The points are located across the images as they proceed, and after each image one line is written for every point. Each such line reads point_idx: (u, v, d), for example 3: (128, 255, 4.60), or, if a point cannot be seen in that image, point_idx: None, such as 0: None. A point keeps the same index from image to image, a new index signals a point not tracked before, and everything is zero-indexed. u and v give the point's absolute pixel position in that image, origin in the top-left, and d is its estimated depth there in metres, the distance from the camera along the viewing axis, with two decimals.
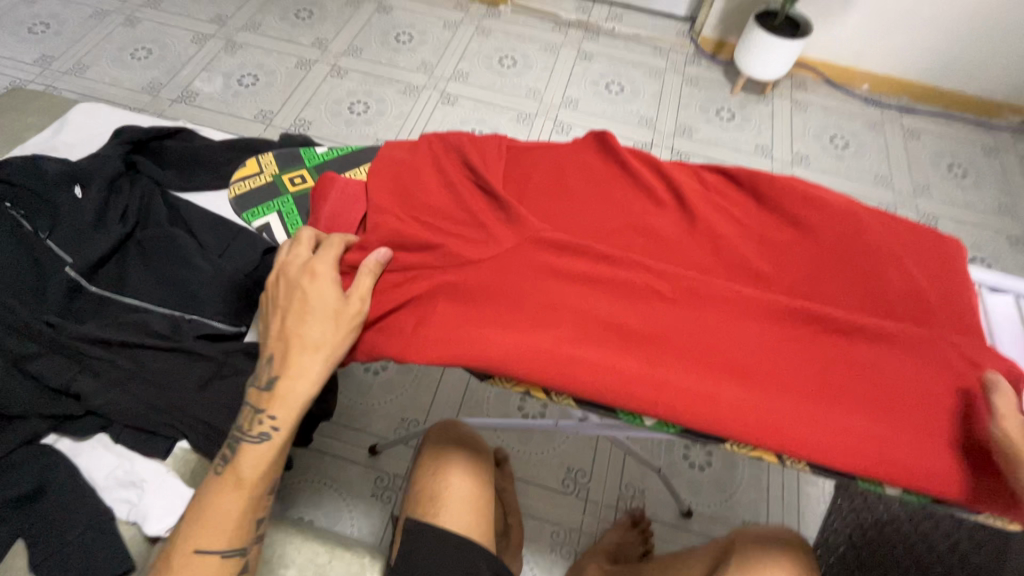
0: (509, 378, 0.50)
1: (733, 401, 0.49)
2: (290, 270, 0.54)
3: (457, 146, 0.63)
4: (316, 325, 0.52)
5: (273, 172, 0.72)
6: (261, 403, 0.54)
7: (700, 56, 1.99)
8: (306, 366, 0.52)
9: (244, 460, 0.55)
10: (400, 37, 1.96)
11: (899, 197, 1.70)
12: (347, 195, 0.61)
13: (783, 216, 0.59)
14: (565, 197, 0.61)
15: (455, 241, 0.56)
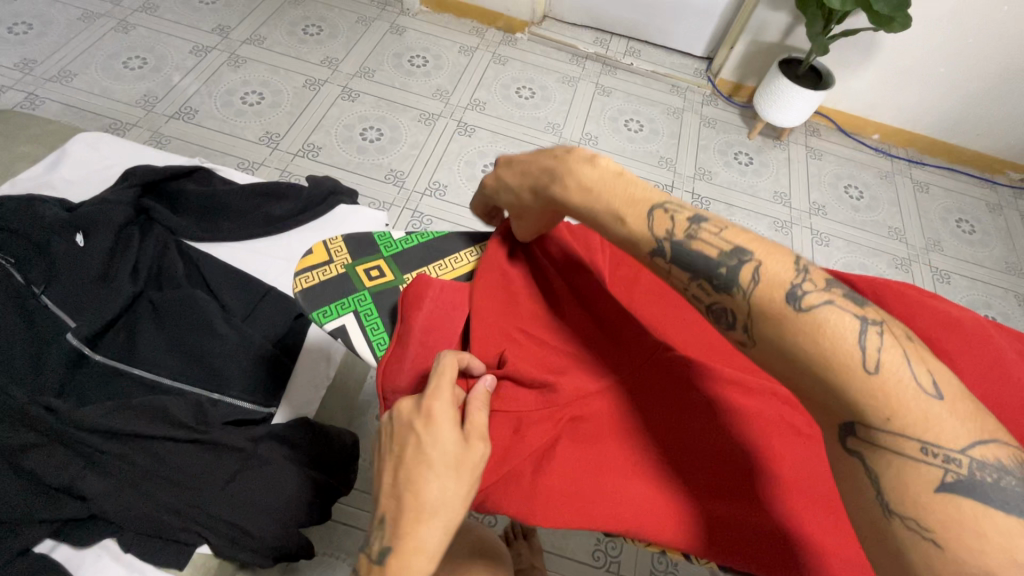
0: (645, 540, 0.47)
1: (834, 539, 0.44)
2: (402, 411, 0.46)
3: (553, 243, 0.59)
4: (429, 480, 0.42)
5: (345, 261, 0.62)
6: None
7: (717, 97, 1.98)
8: (424, 536, 0.42)
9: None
10: (414, 60, 1.88)
11: (912, 252, 1.71)
12: (443, 302, 0.56)
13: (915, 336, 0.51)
14: (673, 304, 0.57)
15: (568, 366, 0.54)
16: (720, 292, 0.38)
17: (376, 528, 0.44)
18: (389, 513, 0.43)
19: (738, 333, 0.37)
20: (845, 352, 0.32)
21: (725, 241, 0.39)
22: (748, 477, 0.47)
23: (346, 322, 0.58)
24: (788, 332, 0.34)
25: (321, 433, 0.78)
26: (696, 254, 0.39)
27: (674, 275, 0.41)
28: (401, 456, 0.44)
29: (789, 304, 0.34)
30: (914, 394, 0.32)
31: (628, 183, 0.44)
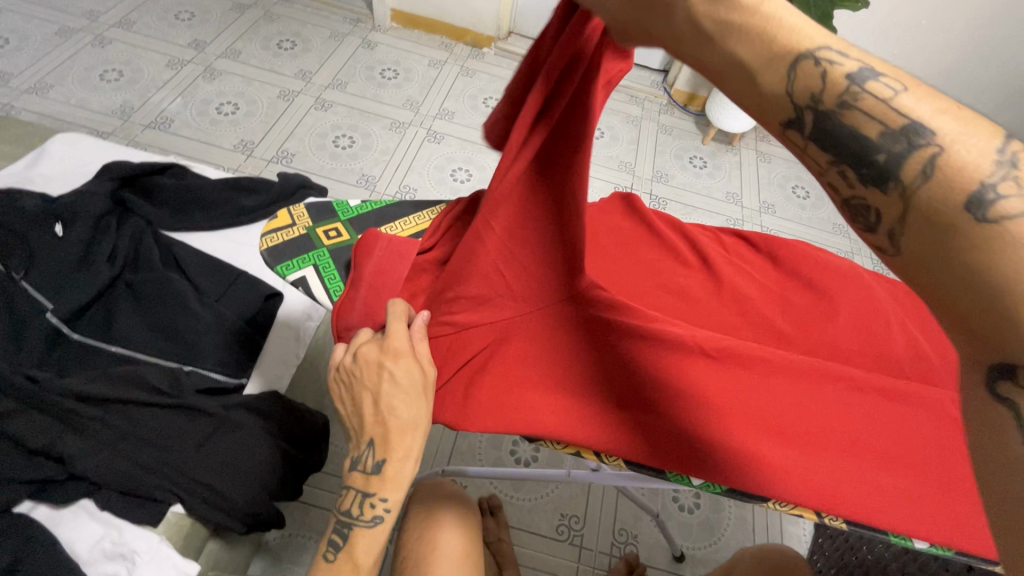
0: (559, 441, 0.51)
1: (728, 441, 0.51)
2: (362, 354, 0.53)
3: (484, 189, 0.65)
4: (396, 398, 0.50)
5: (306, 225, 0.74)
6: (369, 487, 0.51)
7: (673, 106, 2.10)
8: (408, 447, 0.50)
9: (357, 540, 0.53)
10: (385, 72, 1.97)
11: (855, 246, 1.83)
12: (391, 251, 0.60)
13: (800, 281, 0.63)
14: (600, 256, 0.63)
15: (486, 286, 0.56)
16: (870, 185, 0.29)
17: (365, 447, 0.51)
18: (377, 436, 0.51)
19: (879, 234, 0.30)
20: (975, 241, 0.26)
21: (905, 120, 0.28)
22: (660, 393, 0.53)
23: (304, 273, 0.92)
24: (950, 245, 0.27)
25: (290, 407, 0.83)
26: (852, 139, 0.30)
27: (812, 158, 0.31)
28: (376, 390, 0.51)
29: (968, 214, 0.26)
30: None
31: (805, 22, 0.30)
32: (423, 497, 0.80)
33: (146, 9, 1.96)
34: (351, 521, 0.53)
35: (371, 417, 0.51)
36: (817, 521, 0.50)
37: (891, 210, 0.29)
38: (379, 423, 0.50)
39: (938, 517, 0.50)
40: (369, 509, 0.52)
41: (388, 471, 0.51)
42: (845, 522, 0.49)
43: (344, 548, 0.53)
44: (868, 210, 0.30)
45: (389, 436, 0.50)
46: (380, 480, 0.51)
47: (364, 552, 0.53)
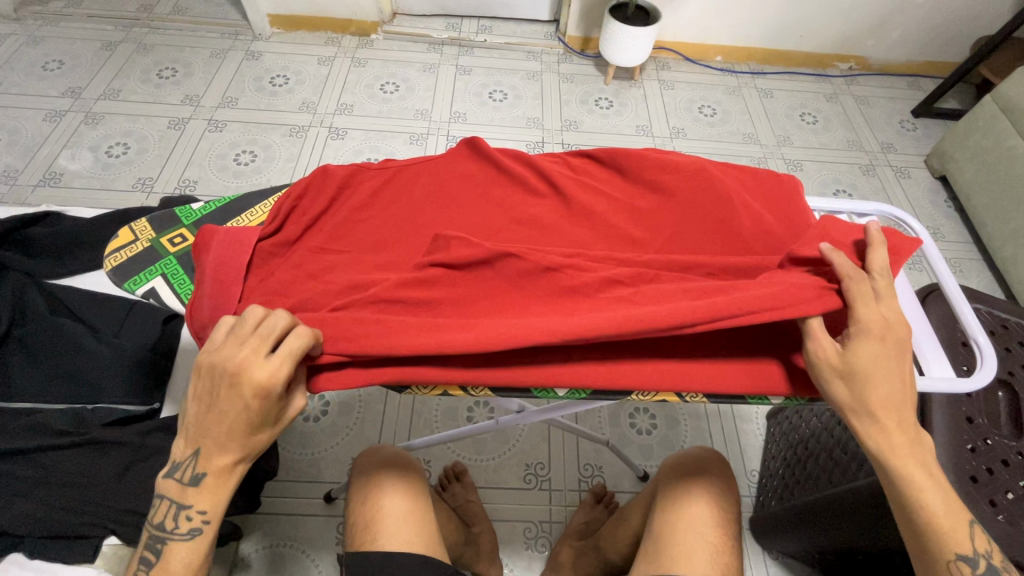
0: (422, 384, 0.53)
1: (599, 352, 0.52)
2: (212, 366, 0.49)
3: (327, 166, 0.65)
4: (231, 445, 0.50)
5: (149, 237, 0.75)
6: (184, 499, 0.52)
7: (571, 54, 2.11)
8: (217, 466, 0.51)
9: (172, 553, 0.52)
10: (275, 80, 1.93)
11: (766, 150, 1.88)
12: (228, 241, 0.58)
13: (645, 185, 0.66)
14: (452, 207, 0.63)
15: (349, 270, 0.58)
16: (890, 419, 0.48)
17: (184, 456, 0.52)
18: (195, 448, 0.51)
19: (888, 446, 0.48)
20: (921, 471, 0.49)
21: (901, 382, 0.49)
22: None
23: (156, 285, 0.71)
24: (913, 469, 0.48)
25: None
26: (874, 395, 0.48)
27: (823, 344, 0.50)
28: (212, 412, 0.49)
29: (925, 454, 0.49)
30: (963, 543, 0.49)
31: (890, 323, 0.50)
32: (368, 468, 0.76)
33: (12, 67, 1.87)
34: (165, 537, 0.53)
35: (221, 463, 0.51)
36: (680, 402, 0.57)
37: (871, 444, 0.49)
38: (234, 463, 0.52)
39: (790, 375, 0.55)
40: (183, 520, 0.52)
41: (215, 484, 0.52)
42: (701, 396, 0.56)
43: (161, 560, 0.53)
44: (847, 414, 0.49)
45: (201, 429, 0.50)
46: (199, 491, 0.51)
47: (179, 561, 0.53)
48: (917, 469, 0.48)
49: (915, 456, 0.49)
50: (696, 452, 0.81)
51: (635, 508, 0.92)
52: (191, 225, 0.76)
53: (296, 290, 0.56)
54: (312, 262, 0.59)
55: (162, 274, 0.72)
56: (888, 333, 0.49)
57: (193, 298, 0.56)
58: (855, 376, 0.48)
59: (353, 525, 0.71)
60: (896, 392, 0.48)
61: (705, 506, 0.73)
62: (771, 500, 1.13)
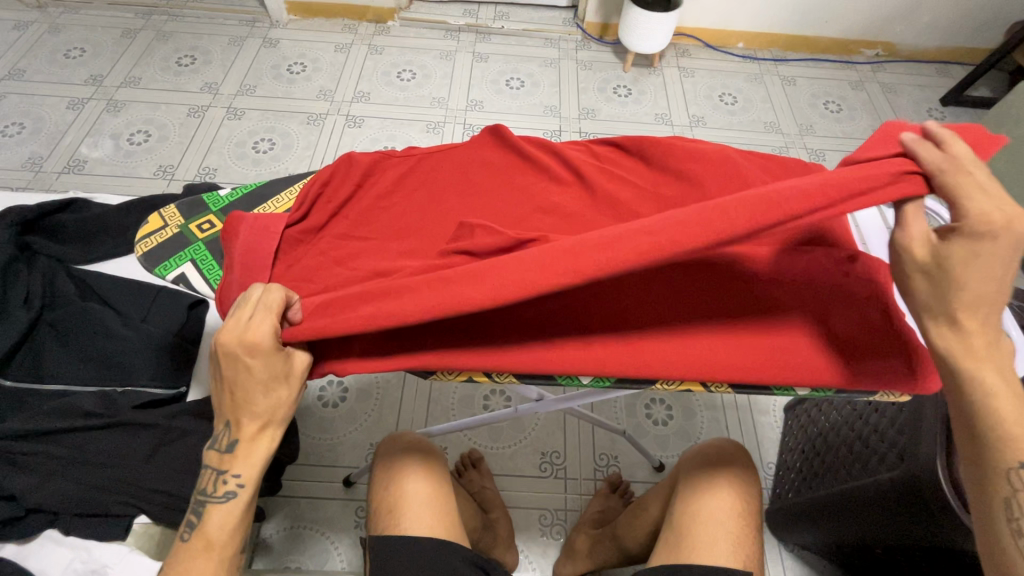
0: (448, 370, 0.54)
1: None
2: (225, 344, 0.51)
3: (352, 153, 0.65)
4: (259, 410, 0.53)
5: (178, 223, 0.76)
6: (222, 465, 0.54)
7: (589, 41, 2.08)
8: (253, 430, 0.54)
9: (214, 515, 0.54)
10: (292, 67, 1.93)
11: (788, 140, 1.84)
12: (256, 227, 0.58)
13: (671, 173, 0.64)
14: (477, 195, 0.63)
15: (374, 256, 0.58)
16: (970, 319, 0.45)
17: (221, 427, 0.55)
18: (228, 417, 0.54)
19: (960, 346, 0.46)
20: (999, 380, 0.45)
21: (996, 276, 0.45)
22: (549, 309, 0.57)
23: (185, 270, 0.72)
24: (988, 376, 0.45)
25: None
26: (945, 285, 0.46)
27: (911, 228, 0.48)
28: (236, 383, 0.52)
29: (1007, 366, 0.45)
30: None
31: (1002, 211, 0.45)
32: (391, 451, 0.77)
33: (35, 55, 1.89)
34: (207, 498, 0.55)
35: (252, 426, 0.54)
36: (705, 392, 0.56)
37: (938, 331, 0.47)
38: (264, 424, 0.54)
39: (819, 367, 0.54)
40: (221, 484, 0.54)
41: (248, 445, 0.54)
42: (727, 387, 0.55)
43: (197, 525, 0.55)
44: (922, 311, 0.48)
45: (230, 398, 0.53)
46: (236, 455, 0.54)
47: (217, 527, 0.55)
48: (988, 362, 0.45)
49: (994, 358, 0.45)
50: (715, 443, 0.80)
51: (654, 498, 0.93)
52: (218, 211, 0.77)
53: (324, 276, 0.57)
54: (338, 249, 0.59)
55: (192, 260, 0.73)
56: (999, 225, 0.44)
57: (222, 283, 0.57)
58: (933, 261, 0.47)
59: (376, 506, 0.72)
60: (987, 285, 0.45)
61: (725, 496, 0.73)
62: (788, 492, 1.12)
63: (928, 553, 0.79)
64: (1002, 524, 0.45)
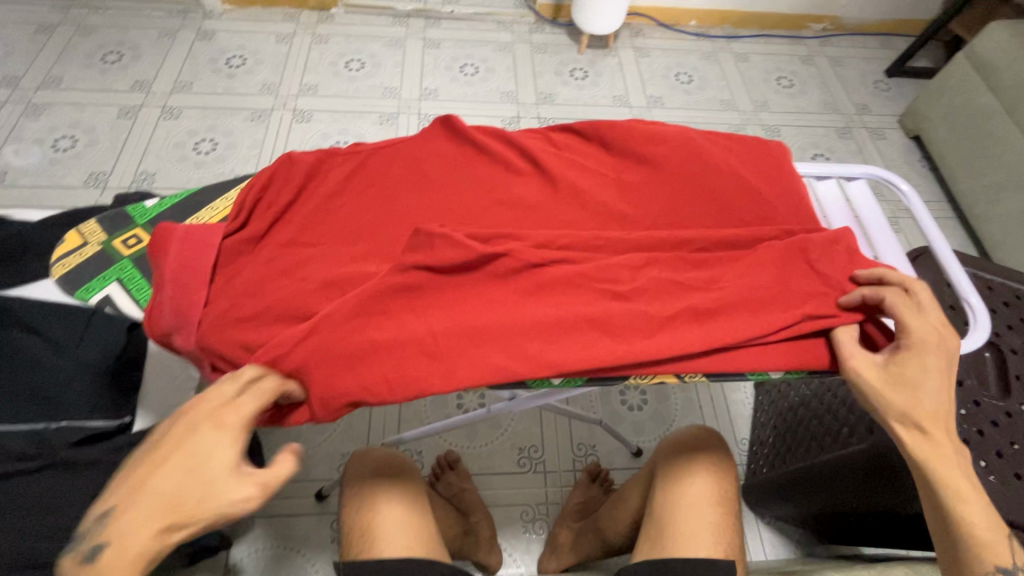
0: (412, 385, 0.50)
1: (596, 344, 0.50)
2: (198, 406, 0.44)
3: (292, 152, 0.60)
4: (175, 491, 0.41)
5: (101, 241, 0.79)
6: (88, 575, 0.39)
7: (542, 23, 2.03)
8: (148, 520, 0.40)
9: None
10: (231, 61, 1.82)
11: (744, 117, 1.86)
12: (188, 242, 0.53)
13: (632, 159, 0.62)
14: (434, 192, 0.59)
15: (324, 263, 0.53)
16: (930, 426, 0.49)
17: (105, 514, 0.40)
18: (126, 499, 0.41)
19: (925, 447, 0.48)
20: (958, 476, 0.48)
21: (944, 389, 0.49)
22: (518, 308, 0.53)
23: (110, 293, 0.77)
24: (946, 475, 0.48)
25: None
26: (905, 404, 0.49)
27: (860, 359, 0.52)
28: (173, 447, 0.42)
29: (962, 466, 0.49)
30: (1000, 556, 0.47)
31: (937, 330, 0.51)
32: (366, 465, 0.74)
33: None
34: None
35: (155, 525, 0.40)
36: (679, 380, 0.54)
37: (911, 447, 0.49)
38: (174, 531, 0.40)
39: (789, 350, 0.53)
40: None
41: (138, 550, 0.39)
42: (702, 376, 0.53)
43: None
44: (888, 419, 0.50)
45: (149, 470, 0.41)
46: (110, 558, 0.39)
47: None
48: (949, 468, 0.48)
49: (952, 456, 0.49)
50: (686, 432, 0.80)
51: (633, 486, 0.92)
52: (141, 227, 0.80)
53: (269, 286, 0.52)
54: (282, 256, 0.54)
55: (117, 280, 0.78)
56: (935, 342, 0.50)
57: (154, 302, 0.51)
58: (887, 380, 0.50)
59: (349, 523, 0.69)
60: (940, 393, 0.49)
61: (700, 485, 0.72)
62: (762, 467, 1.15)
63: (898, 518, 0.82)
64: None
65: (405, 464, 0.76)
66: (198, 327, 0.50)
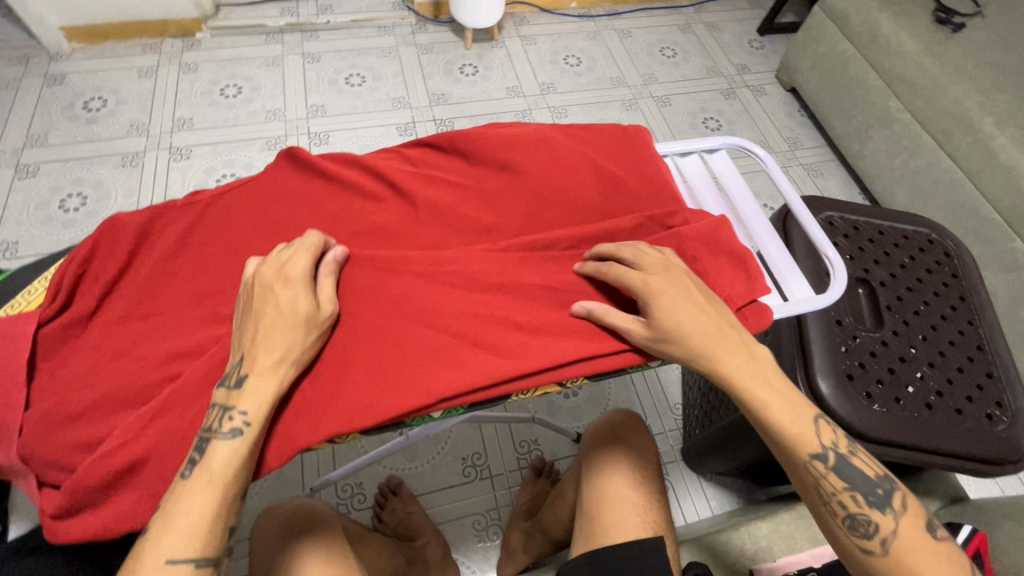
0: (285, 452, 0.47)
1: (470, 365, 0.48)
2: (263, 274, 0.50)
3: (114, 217, 0.55)
4: (271, 345, 0.47)
5: None
6: (230, 400, 0.45)
7: (424, 23, 1.99)
8: (265, 377, 0.46)
9: (216, 456, 0.44)
10: (90, 104, 1.66)
11: (635, 91, 1.90)
12: None
13: (491, 165, 0.61)
14: (283, 234, 0.56)
15: (168, 337, 0.51)
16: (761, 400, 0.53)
17: (234, 363, 0.47)
18: (245, 353, 0.47)
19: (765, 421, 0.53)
20: (793, 433, 0.53)
21: (741, 367, 0.52)
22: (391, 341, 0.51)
23: None
24: (786, 430, 0.53)
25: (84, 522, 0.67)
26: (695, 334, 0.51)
27: (621, 322, 0.52)
28: (262, 307, 0.49)
29: (800, 420, 0.53)
30: (812, 442, 0.53)
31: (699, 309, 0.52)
32: (273, 519, 0.72)
33: None
34: (208, 437, 0.44)
35: (267, 362, 0.46)
36: (563, 389, 0.53)
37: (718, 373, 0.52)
38: (280, 365, 0.47)
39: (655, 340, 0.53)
40: (225, 421, 0.44)
41: (263, 383, 0.45)
42: (583, 379, 0.53)
43: (164, 507, 0.43)
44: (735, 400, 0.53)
45: (247, 327, 0.48)
46: (245, 389, 0.45)
47: (192, 509, 0.42)
48: (760, 393, 0.52)
49: (788, 409, 0.53)
50: (603, 422, 0.82)
51: (568, 482, 0.93)
52: None
53: (109, 373, 0.49)
54: (119, 337, 0.51)
55: None
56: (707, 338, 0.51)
57: None
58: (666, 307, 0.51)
59: None
60: (745, 373, 0.52)
61: (624, 471, 0.73)
62: (695, 428, 1.19)
63: None
64: (832, 520, 0.54)
65: (316, 509, 0.73)
66: (21, 434, 0.47)
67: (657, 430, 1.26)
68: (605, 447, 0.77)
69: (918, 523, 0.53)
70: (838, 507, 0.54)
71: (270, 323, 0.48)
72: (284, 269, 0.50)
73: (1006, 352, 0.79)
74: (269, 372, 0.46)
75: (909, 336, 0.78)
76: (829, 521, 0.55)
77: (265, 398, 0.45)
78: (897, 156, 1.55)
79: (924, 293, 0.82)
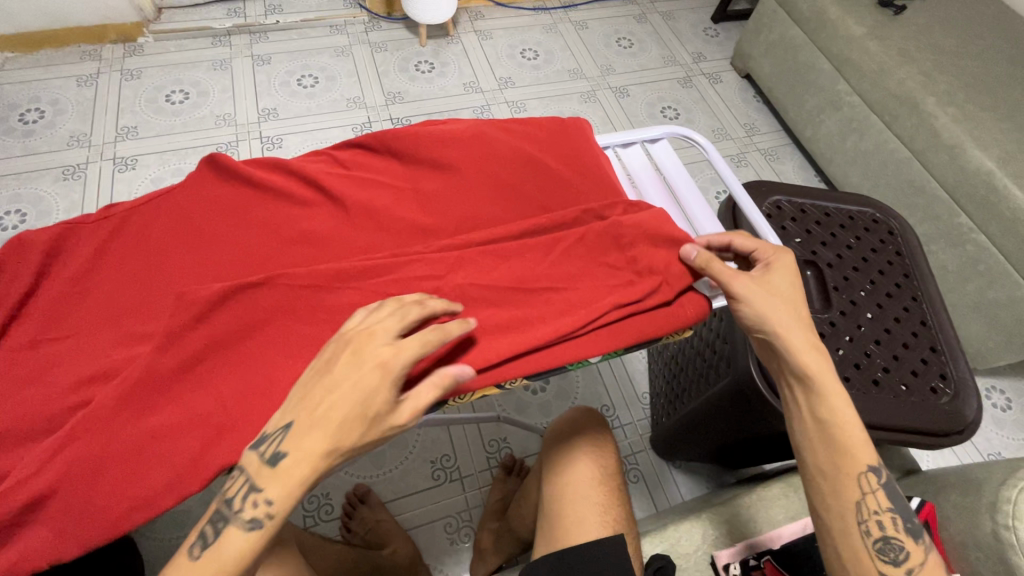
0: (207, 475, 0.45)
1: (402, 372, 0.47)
2: (360, 345, 0.46)
3: (24, 239, 0.54)
4: (334, 431, 0.44)
5: None
6: (259, 479, 0.44)
7: (378, 20, 1.95)
8: (308, 460, 0.43)
9: (229, 544, 0.44)
10: (26, 115, 1.58)
11: (593, 83, 1.90)
12: None
13: (425, 164, 0.60)
14: (206, 245, 0.54)
15: (79, 362, 0.49)
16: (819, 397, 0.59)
17: (278, 429, 0.45)
18: (298, 423, 0.44)
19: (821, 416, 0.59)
20: (850, 439, 0.58)
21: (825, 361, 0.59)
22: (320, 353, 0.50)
23: None
24: (840, 438, 0.58)
25: None
26: (781, 323, 0.58)
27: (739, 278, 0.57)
28: (338, 383, 0.45)
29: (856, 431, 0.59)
30: (871, 456, 0.59)
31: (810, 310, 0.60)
32: None
33: None
34: (226, 517, 0.44)
35: (316, 448, 0.44)
36: (503, 391, 0.52)
37: (791, 347, 0.58)
38: (326, 454, 0.44)
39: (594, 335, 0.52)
40: (249, 504, 0.44)
41: (297, 470, 0.43)
42: (523, 380, 0.52)
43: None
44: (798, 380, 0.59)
45: (319, 397, 0.45)
46: (277, 473, 0.43)
47: None
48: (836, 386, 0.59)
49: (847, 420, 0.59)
50: (564, 419, 0.81)
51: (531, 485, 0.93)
52: None
53: (17, 401, 0.48)
54: (29, 363, 0.50)
55: None
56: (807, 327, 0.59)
57: None
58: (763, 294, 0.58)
59: None
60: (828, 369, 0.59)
61: (581, 472, 0.73)
62: (662, 415, 1.19)
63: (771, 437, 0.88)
64: (857, 536, 0.58)
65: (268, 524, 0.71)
66: None
67: (626, 420, 1.27)
68: (567, 445, 0.76)
69: (937, 560, 0.59)
70: (875, 528, 0.58)
71: (341, 404, 0.44)
72: (388, 349, 0.46)
73: (948, 326, 0.80)
74: (316, 456, 0.44)
75: (855, 316, 0.80)
76: (851, 537, 0.58)
77: (292, 489, 0.43)
78: (848, 138, 1.58)
79: (870, 272, 0.84)
